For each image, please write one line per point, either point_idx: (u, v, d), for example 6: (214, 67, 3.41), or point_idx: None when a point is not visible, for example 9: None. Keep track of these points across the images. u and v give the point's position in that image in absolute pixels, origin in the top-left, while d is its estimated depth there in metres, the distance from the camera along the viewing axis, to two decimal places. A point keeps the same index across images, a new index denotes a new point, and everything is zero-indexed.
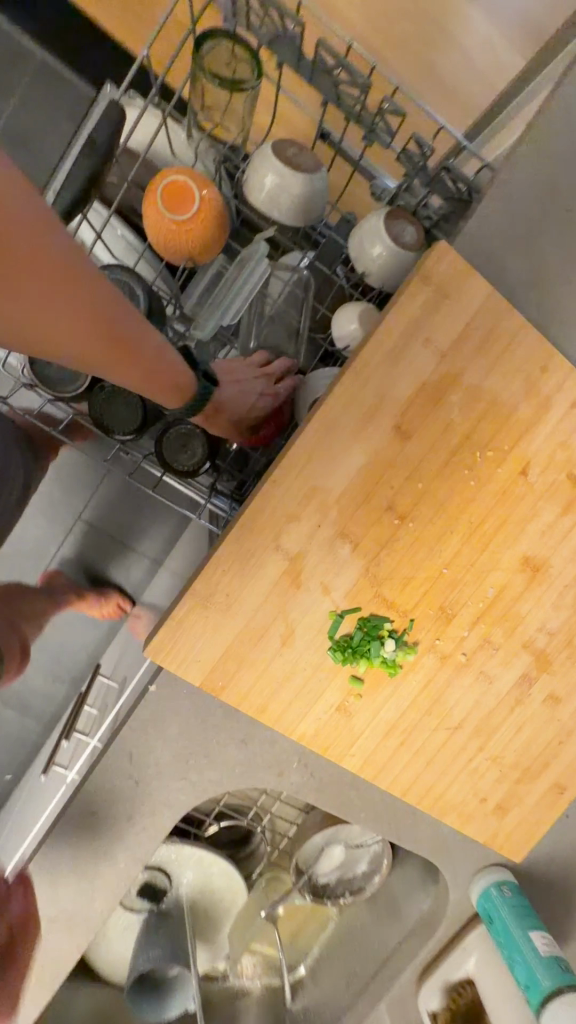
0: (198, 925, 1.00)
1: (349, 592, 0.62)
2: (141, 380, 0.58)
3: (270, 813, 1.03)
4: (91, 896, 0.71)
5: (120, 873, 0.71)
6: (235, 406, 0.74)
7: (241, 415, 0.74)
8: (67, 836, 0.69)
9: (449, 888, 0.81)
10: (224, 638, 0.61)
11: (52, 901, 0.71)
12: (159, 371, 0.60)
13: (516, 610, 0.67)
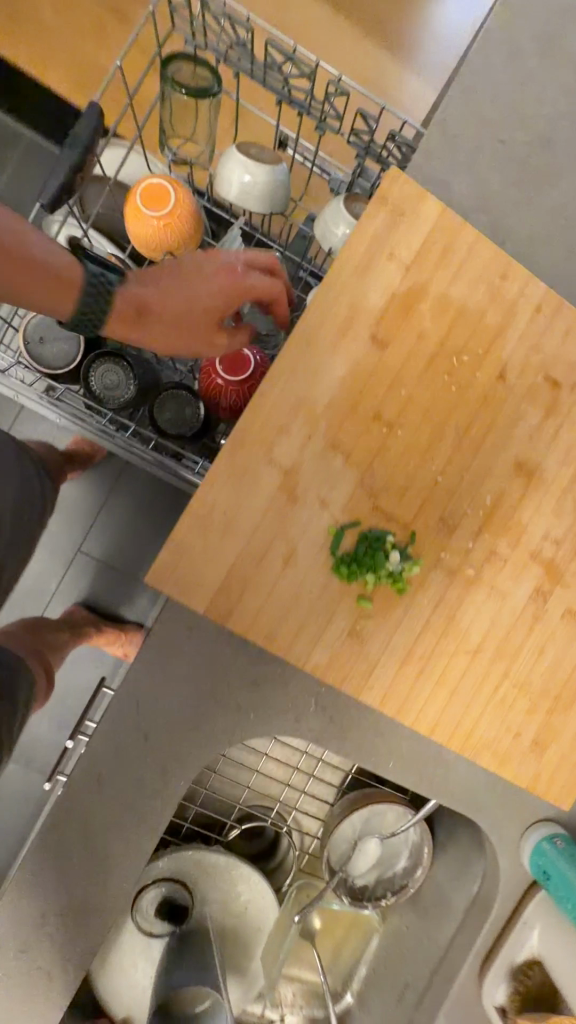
0: (226, 952, 0.88)
1: (347, 505, 0.63)
2: (20, 283, 0.48)
3: (295, 812, 0.97)
4: (102, 880, 0.65)
5: (133, 850, 0.65)
6: (176, 308, 0.59)
7: (178, 321, 0.59)
8: (71, 806, 0.64)
9: (497, 853, 0.73)
10: (227, 559, 0.61)
11: (59, 889, 0.64)
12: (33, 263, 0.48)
13: (518, 518, 0.67)
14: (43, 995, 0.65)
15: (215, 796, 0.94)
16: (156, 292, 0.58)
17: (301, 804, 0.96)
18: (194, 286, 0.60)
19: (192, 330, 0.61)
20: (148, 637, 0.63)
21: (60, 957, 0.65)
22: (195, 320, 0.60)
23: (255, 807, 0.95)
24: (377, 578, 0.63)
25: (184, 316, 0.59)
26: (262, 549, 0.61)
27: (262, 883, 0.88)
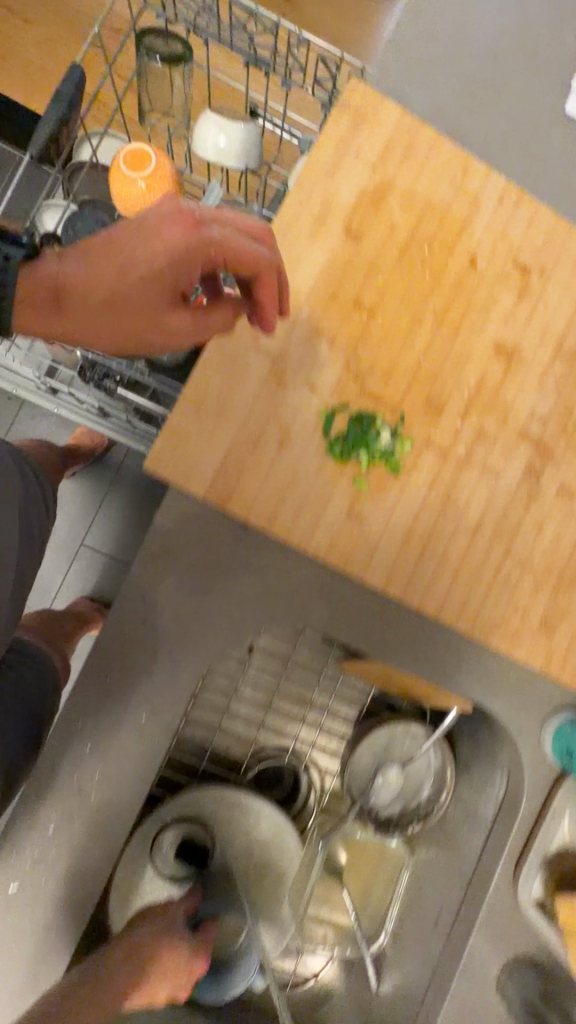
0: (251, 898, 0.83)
1: (335, 388, 0.65)
2: None
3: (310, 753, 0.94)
4: (116, 779, 0.65)
5: (147, 750, 0.65)
6: (117, 280, 0.52)
7: (110, 303, 0.52)
8: (83, 706, 0.64)
9: (519, 746, 0.71)
10: (224, 443, 0.63)
11: (76, 792, 0.64)
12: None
13: (503, 396, 0.69)
14: (63, 908, 0.64)
15: (229, 734, 0.92)
16: (93, 264, 0.52)
17: (318, 741, 0.95)
18: (130, 257, 0.52)
19: (129, 313, 0.53)
20: (150, 529, 0.64)
21: (78, 863, 0.64)
22: (144, 293, 0.53)
23: (271, 747, 0.94)
24: (371, 457, 0.65)
25: (114, 298, 0.52)
26: (256, 433, 0.63)
27: (283, 823, 0.85)
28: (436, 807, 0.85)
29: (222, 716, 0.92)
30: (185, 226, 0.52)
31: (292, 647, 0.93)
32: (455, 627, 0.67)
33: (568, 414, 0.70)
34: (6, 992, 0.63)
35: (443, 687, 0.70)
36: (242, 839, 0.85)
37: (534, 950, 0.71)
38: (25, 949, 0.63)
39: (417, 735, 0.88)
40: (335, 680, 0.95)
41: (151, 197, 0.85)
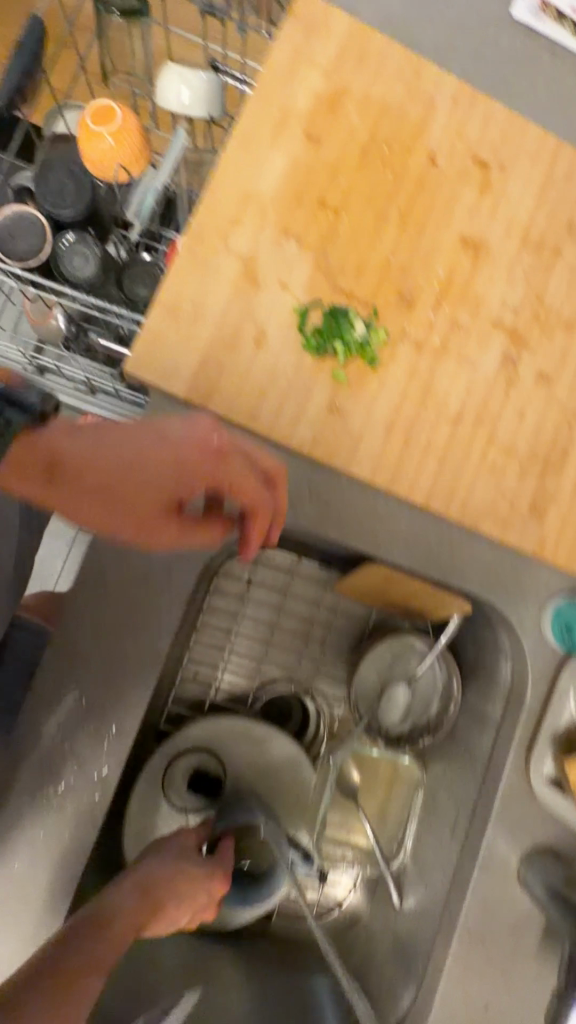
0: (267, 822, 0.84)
1: (307, 287, 0.66)
2: None
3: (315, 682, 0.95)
4: (120, 684, 0.65)
5: (149, 654, 0.66)
6: (123, 473, 0.57)
7: (101, 474, 0.56)
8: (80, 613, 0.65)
9: (519, 635, 0.72)
10: (202, 342, 0.64)
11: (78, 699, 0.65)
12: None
13: (473, 287, 0.70)
14: (74, 819, 0.64)
15: (234, 668, 0.92)
16: (99, 444, 0.56)
17: (321, 671, 0.96)
18: (138, 445, 0.58)
19: (120, 508, 0.58)
20: None
21: (88, 768, 0.65)
22: (146, 504, 0.58)
23: (277, 679, 0.94)
24: (347, 350, 0.66)
25: (111, 475, 0.56)
26: (233, 333, 0.65)
27: (287, 739, 0.86)
28: (445, 718, 0.85)
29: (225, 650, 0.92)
30: (203, 452, 0.58)
31: (290, 577, 0.93)
32: (444, 514, 0.68)
33: (539, 302, 0.71)
34: (24, 906, 0.62)
35: (438, 578, 0.70)
36: (255, 764, 0.86)
37: (552, 838, 0.71)
38: (39, 857, 0.63)
39: (421, 651, 0.88)
40: (335, 609, 0.96)
41: (121, 153, 0.89)
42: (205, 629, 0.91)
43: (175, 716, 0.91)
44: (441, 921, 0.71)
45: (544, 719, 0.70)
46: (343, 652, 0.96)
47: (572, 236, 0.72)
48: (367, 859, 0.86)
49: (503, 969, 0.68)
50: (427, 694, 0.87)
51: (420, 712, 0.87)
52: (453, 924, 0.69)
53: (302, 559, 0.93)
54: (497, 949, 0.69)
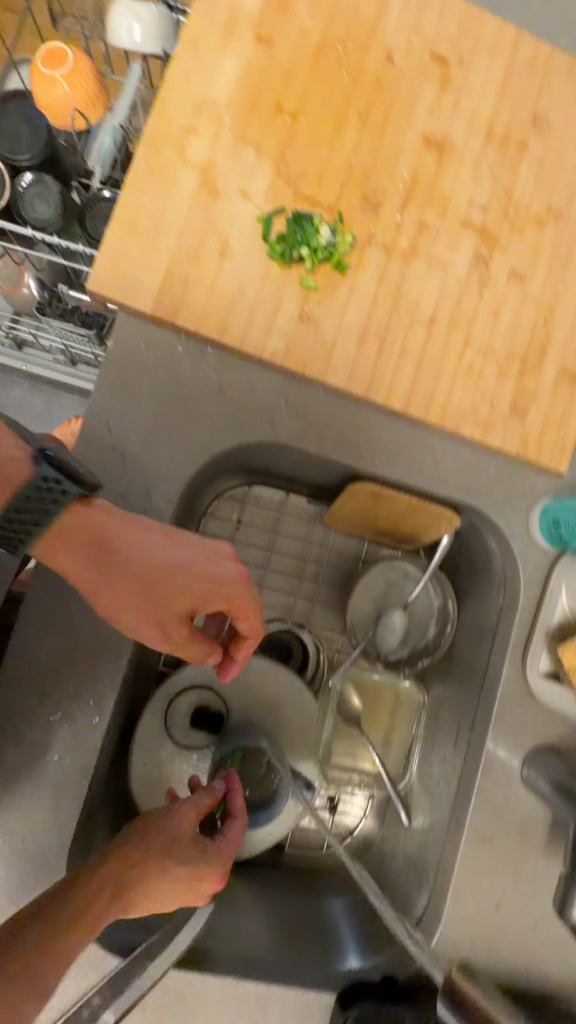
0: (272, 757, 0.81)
1: (268, 194, 0.65)
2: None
3: (311, 618, 0.93)
4: None
5: None
6: (140, 560, 0.55)
7: (159, 603, 0.54)
8: None
9: (509, 539, 0.71)
10: (164, 256, 0.63)
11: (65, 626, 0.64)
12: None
13: (440, 185, 0.68)
14: (73, 745, 0.63)
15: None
16: (126, 532, 0.55)
17: (317, 606, 0.94)
18: (192, 583, 0.56)
19: (165, 608, 0.55)
20: (104, 358, 0.65)
21: (83, 696, 0.64)
22: (153, 590, 0.54)
23: (273, 617, 0.91)
24: (314, 256, 0.65)
25: (163, 606, 0.54)
26: (196, 245, 0.64)
27: (283, 671, 0.83)
28: (443, 640, 0.84)
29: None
30: (238, 580, 0.58)
31: (279, 516, 0.93)
32: (425, 418, 0.67)
33: (508, 199, 0.70)
34: (29, 831, 0.62)
35: (422, 486, 0.70)
36: (255, 701, 0.82)
37: (554, 737, 0.71)
38: (40, 784, 0.62)
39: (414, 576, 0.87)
40: (327, 545, 0.94)
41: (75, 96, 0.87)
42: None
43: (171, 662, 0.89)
44: (450, 829, 0.72)
45: (538, 619, 0.70)
46: (336, 584, 0.94)
47: (538, 130, 0.71)
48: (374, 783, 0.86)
49: (512, 867, 0.69)
50: (424, 618, 0.86)
51: (417, 636, 0.86)
52: (460, 829, 0.70)
53: (289, 496, 0.93)
54: (505, 847, 0.69)
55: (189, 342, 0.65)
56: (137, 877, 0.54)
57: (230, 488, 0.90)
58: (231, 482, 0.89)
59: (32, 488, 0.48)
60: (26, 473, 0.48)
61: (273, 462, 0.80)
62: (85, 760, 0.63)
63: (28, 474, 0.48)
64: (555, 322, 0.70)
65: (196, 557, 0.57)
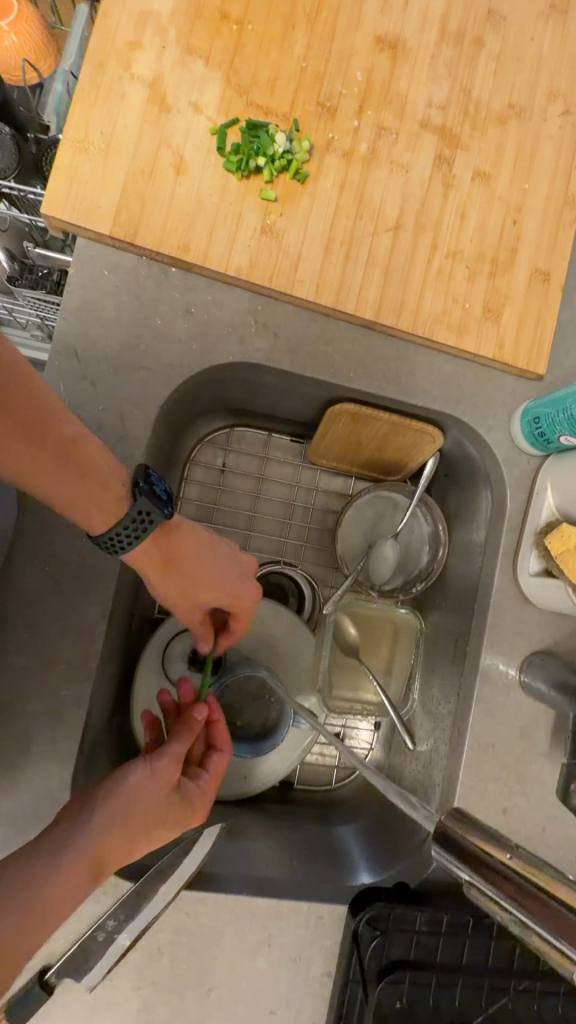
0: (270, 693, 0.80)
1: (220, 105, 0.64)
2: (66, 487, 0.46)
3: (304, 555, 0.90)
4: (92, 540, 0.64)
5: None
6: (191, 568, 0.57)
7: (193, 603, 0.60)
8: None
9: (491, 447, 0.71)
10: (118, 175, 0.62)
11: (47, 560, 0.63)
12: (90, 475, 0.47)
13: (395, 87, 0.67)
14: (66, 678, 0.63)
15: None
16: (183, 537, 0.56)
17: (309, 546, 0.90)
18: (225, 594, 0.61)
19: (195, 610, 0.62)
20: (67, 287, 0.64)
21: (73, 626, 0.63)
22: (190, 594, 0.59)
23: (263, 557, 0.89)
24: (271, 164, 0.63)
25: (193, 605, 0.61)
26: (150, 162, 0.62)
27: (276, 609, 0.82)
28: (436, 565, 0.82)
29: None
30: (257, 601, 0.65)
31: (263, 458, 0.90)
32: (397, 326, 0.66)
33: (467, 97, 0.68)
34: (29, 765, 0.62)
35: (400, 399, 0.69)
36: (252, 639, 0.82)
37: (550, 641, 0.71)
38: (36, 718, 0.62)
39: (404, 505, 0.84)
40: (315, 485, 0.91)
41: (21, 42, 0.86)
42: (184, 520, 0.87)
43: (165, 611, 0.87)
44: (452, 741, 0.72)
45: (527, 525, 0.69)
46: (326, 520, 0.91)
47: (493, 24, 0.69)
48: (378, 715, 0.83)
49: (517, 772, 0.69)
50: (416, 546, 0.84)
51: (411, 562, 0.84)
52: (462, 738, 0.70)
53: (272, 436, 0.90)
54: (508, 752, 0.69)
55: (152, 264, 0.64)
56: (119, 852, 0.48)
57: (211, 431, 0.88)
58: (211, 425, 0.87)
59: (129, 517, 0.50)
60: (126, 505, 0.50)
61: (250, 395, 0.80)
62: (82, 689, 0.63)
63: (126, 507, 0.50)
64: (523, 221, 0.69)
65: (234, 579, 0.61)
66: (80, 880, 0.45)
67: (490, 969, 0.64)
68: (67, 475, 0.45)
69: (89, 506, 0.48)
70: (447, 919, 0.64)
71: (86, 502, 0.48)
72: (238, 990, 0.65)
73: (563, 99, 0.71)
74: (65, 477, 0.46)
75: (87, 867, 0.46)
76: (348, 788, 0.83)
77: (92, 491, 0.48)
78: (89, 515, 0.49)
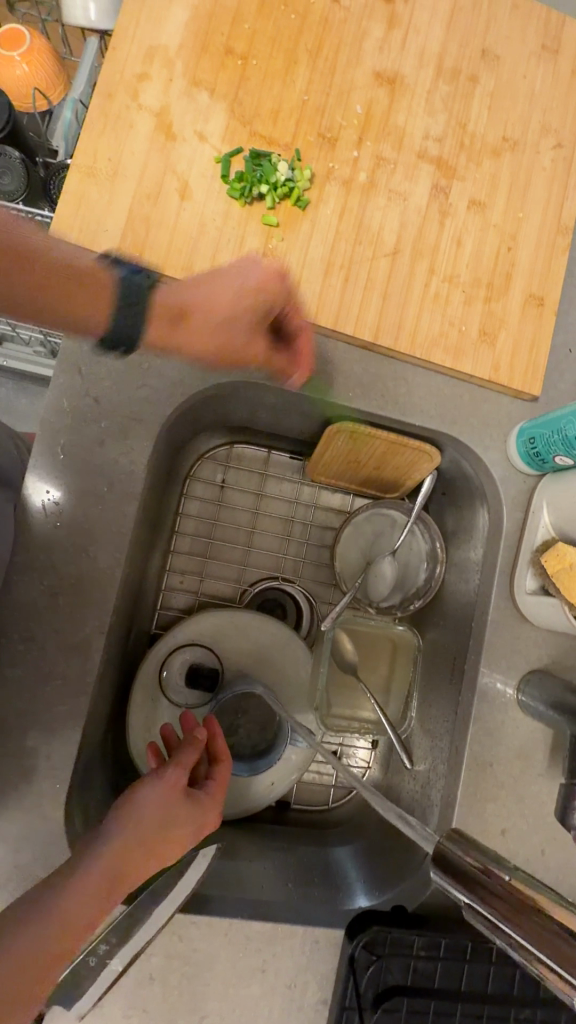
0: (267, 710, 0.80)
1: (224, 135, 0.66)
2: (47, 280, 0.51)
3: (302, 571, 0.90)
4: (92, 554, 0.64)
5: (117, 521, 0.65)
6: (211, 303, 0.61)
7: (233, 326, 0.62)
8: (38, 484, 0.63)
9: (487, 465, 0.72)
10: (125, 198, 0.64)
11: (46, 573, 0.63)
12: (69, 270, 0.52)
13: (394, 119, 0.69)
14: (64, 693, 0.63)
15: (216, 568, 0.88)
16: (191, 288, 0.61)
17: (307, 561, 0.90)
18: (232, 289, 0.62)
19: (239, 327, 0.62)
20: None
21: (70, 640, 0.63)
22: (217, 314, 0.61)
23: (261, 573, 0.89)
24: (273, 191, 0.65)
25: (231, 318, 0.62)
26: (155, 187, 0.64)
27: (275, 624, 0.82)
28: (434, 582, 0.82)
29: (206, 555, 0.88)
30: (269, 274, 0.61)
31: (263, 473, 0.90)
32: (394, 347, 0.68)
33: (463, 130, 0.71)
34: (23, 783, 0.61)
35: (397, 416, 0.71)
36: (250, 656, 0.81)
37: (546, 660, 0.71)
38: (31, 734, 0.62)
39: (402, 521, 0.85)
40: (314, 501, 0.91)
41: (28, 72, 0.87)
42: (182, 536, 0.88)
43: (163, 627, 0.87)
44: (450, 760, 0.72)
45: (524, 543, 0.70)
46: (324, 535, 0.92)
47: (487, 62, 0.72)
48: (375, 734, 0.82)
49: (515, 792, 0.69)
50: (414, 563, 0.84)
51: (408, 578, 0.84)
52: (460, 757, 0.69)
53: (272, 452, 0.91)
54: (507, 772, 0.69)
55: None
56: (128, 872, 0.51)
57: (211, 447, 0.89)
58: (211, 441, 0.89)
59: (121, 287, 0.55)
60: (105, 281, 0.55)
61: (250, 412, 0.81)
62: (78, 706, 0.63)
63: (105, 273, 0.55)
64: (518, 249, 0.71)
65: (239, 268, 0.61)
66: (93, 904, 0.48)
67: (489, 995, 0.63)
68: (50, 275, 0.51)
69: (76, 292, 0.53)
70: (446, 943, 0.63)
71: (80, 293, 0.53)
72: (231, 1020, 0.63)
73: (555, 134, 0.74)
74: (49, 279, 0.51)
75: (97, 891, 0.48)
76: (345, 808, 0.82)
77: (74, 273, 0.53)
78: (85, 308, 0.54)
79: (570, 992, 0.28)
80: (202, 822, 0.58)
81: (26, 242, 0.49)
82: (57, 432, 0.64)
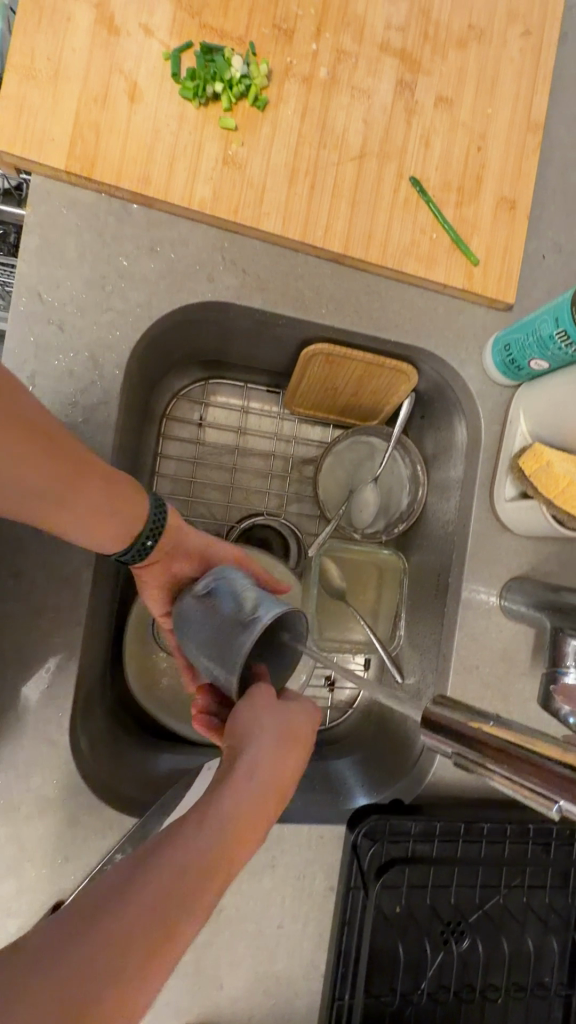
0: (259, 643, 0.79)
1: (172, 28, 0.61)
2: (72, 505, 0.49)
3: (286, 502, 0.89)
4: None
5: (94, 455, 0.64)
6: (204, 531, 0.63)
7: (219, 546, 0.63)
8: None
9: (464, 378, 0.72)
10: (70, 105, 0.59)
11: None
12: (107, 505, 0.52)
13: (353, 8, 0.65)
14: (58, 626, 0.63)
15: (200, 507, 0.86)
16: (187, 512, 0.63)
17: (291, 494, 0.89)
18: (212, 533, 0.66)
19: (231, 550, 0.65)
20: (25, 226, 0.61)
21: (59, 575, 0.63)
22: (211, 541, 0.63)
23: (245, 508, 0.88)
24: (229, 90, 0.61)
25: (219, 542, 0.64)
26: (102, 89, 0.60)
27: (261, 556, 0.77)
28: (416, 504, 0.82)
29: (189, 494, 0.86)
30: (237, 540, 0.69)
31: (242, 409, 0.89)
32: (366, 258, 0.66)
33: (427, 18, 0.67)
34: (26, 714, 0.62)
35: (372, 331, 0.69)
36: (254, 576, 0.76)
37: (526, 566, 0.74)
38: (29, 669, 0.62)
39: (382, 448, 0.84)
40: (294, 435, 0.90)
41: None
42: (164, 475, 0.86)
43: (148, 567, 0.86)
44: (438, 666, 0.75)
45: (503, 452, 0.71)
46: (306, 464, 0.90)
47: None
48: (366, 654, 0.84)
49: (501, 689, 0.73)
50: (396, 487, 0.85)
51: (392, 503, 0.85)
52: (448, 662, 0.73)
53: (248, 386, 0.89)
54: (492, 673, 0.73)
55: (112, 202, 0.63)
56: (227, 856, 0.37)
57: (186, 383, 0.86)
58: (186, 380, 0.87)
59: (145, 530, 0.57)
60: (143, 510, 0.56)
61: (222, 342, 0.79)
62: (73, 637, 0.63)
63: (140, 506, 0.56)
64: (489, 148, 0.69)
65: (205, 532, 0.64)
66: (168, 908, 0.33)
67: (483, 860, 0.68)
68: (80, 494, 0.49)
69: (96, 516, 0.52)
70: (440, 827, 0.68)
71: (101, 523, 0.53)
72: (246, 911, 0.67)
73: (522, 20, 0.70)
74: (76, 495, 0.49)
75: (173, 880, 0.34)
76: (340, 725, 0.86)
77: (108, 507, 0.53)
78: (103, 529, 0.54)
79: (552, 806, 0.31)
80: (296, 704, 0.47)
81: (66, 451, 0.46)
82: (21, 362, 0.61)
